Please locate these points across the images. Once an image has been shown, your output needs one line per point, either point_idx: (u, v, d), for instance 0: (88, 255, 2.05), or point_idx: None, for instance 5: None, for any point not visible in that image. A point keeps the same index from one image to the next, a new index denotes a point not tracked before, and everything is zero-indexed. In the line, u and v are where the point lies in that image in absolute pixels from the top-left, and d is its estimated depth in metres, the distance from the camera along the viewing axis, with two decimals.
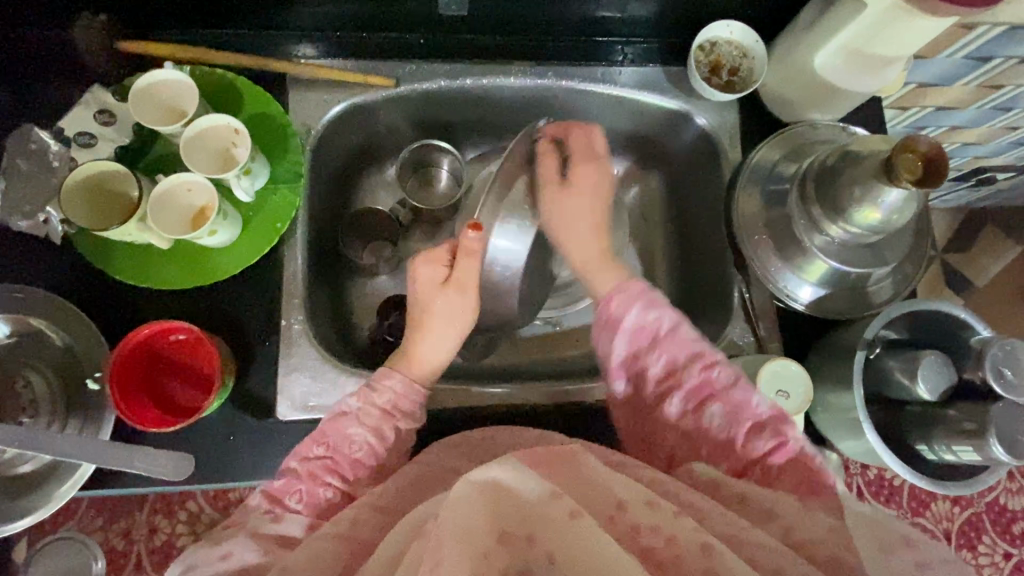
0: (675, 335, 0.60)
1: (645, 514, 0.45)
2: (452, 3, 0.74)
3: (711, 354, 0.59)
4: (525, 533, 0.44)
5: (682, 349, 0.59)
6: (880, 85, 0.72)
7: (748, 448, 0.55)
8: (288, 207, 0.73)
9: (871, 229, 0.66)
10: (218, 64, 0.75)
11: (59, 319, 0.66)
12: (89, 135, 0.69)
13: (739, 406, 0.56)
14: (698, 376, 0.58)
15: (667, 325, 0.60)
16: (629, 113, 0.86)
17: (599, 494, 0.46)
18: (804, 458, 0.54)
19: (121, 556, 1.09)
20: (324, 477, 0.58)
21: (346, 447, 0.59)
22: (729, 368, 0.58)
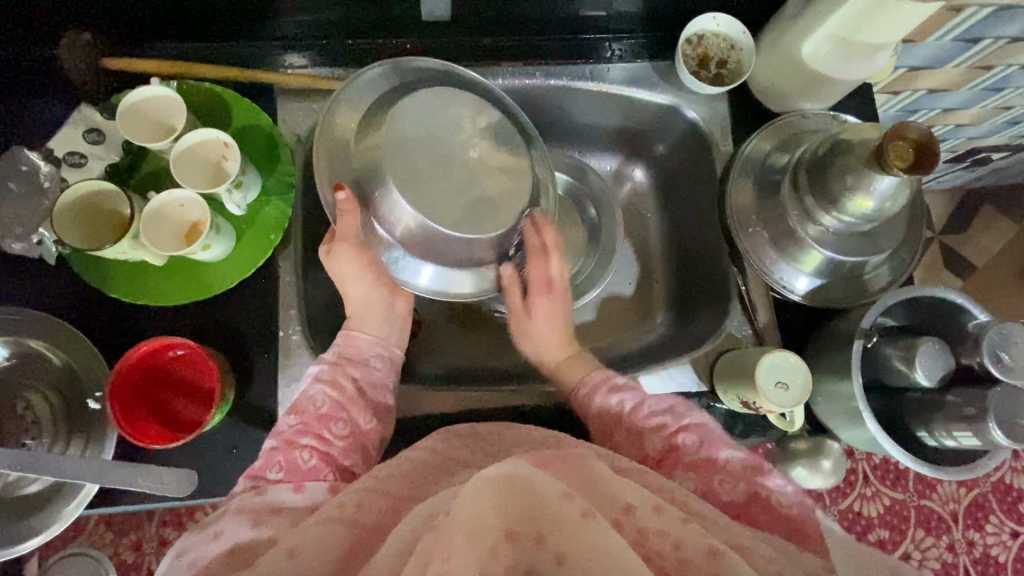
0: (639, 413, 0.64)
1: (655, 519, 0.45)
2: (432, 9, 0.75)
3: (674, 421, 0.63)
4: (535, 535, 0.42)
5: (642, 419, 0.64)
6: (869, 71, 0.72)
7: (720, 496, 0.56)
8: (281, 217, 0.74)
9: (865, 217, 0.66)
10: (205, 77, 0.75)
11: (58, 340, 0.66)
12: (78, 155, 0.70)
13: (709, 462, 0.59)
14: (662, 443, 0.62)
15: (631, 403, 0.65)
16: (618, 109, 0.86)
17: (610, 497, 0.46)
18: (775, 503, 0.55)
19: (132, 569, 1.10)
20: (299, 439, 0.59)
21: (312, 405, 0.62)
22: (692, 432, 0.62)
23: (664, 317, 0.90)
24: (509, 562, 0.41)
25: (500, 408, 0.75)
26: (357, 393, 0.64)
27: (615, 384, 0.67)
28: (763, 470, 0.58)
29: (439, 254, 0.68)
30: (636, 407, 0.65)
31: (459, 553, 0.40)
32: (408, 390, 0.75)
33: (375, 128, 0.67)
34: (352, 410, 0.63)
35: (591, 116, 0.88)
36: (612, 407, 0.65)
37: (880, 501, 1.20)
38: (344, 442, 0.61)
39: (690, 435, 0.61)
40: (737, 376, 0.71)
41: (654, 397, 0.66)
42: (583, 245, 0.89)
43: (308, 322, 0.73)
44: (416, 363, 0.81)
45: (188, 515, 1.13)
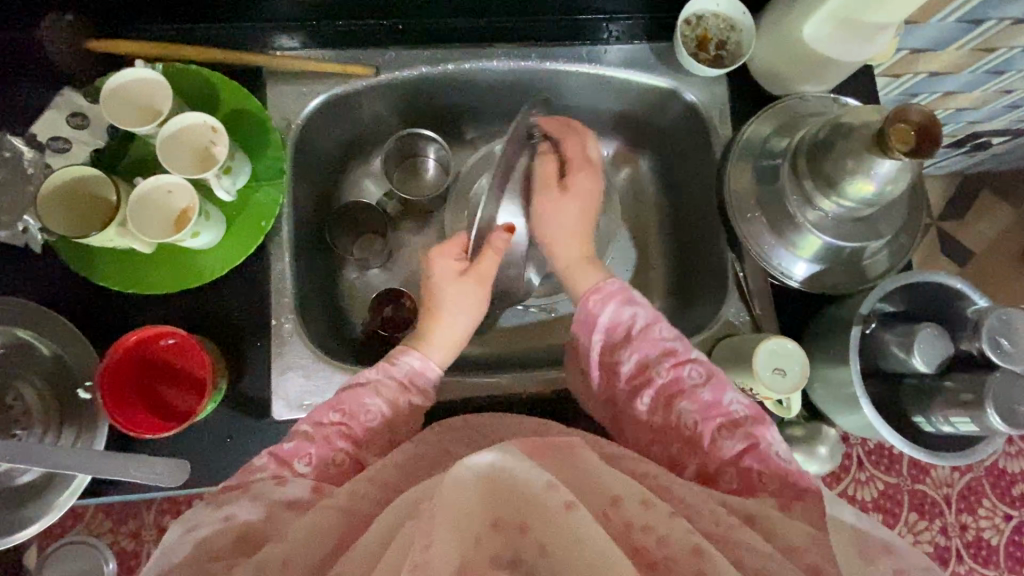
0: (651, 334, 0.62)
1: (638, 512, 0.44)
2: None
3: (684, 352, 0.61)
4: (518, 523, 0.42)
5: (653, 342, 0.62)
6: (872, 52, 0.70)
7: (718, 446, 0.55)
8: (272, 204, 0.72)
9: (865, 202, 0.65)
10: (192, 60, 0.73)
11: (46, 329, 0.65)
12: (61, 140, 0.68)
13: (713, 402, 0.57)
14: (671, 370, 0.60)
15: (643, 323, 0.63)
16: (616, 92, 0.85)
17: (597, 488, 0.45)
18: (772, 457, 0.54)
19: (131, 557, 1.10)
20: (336, 442, 0.58)
21: (361, 414, 0.60)
22: (701, 366, 0.60)
23: (662, 304, 0.89)
24: (492, 550, 0.41)
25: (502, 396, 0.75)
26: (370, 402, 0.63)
27: (631, 298, 0.65)
28: (762, 421, 0.57)
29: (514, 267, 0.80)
30: (646, 327, 0.63)
31: (440, 538, 0.39)
32: None
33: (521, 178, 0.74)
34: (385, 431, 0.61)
35: (587, 100, 0.87)
36: (621, 320, 0.64)
37: (874, 485, 1.21)
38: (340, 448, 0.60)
39: (698, 367, 0.60)
40: (736, 362, 0.71)
41: (667, 323, 0.63)
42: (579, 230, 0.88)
43: (300, 311, 0.73)
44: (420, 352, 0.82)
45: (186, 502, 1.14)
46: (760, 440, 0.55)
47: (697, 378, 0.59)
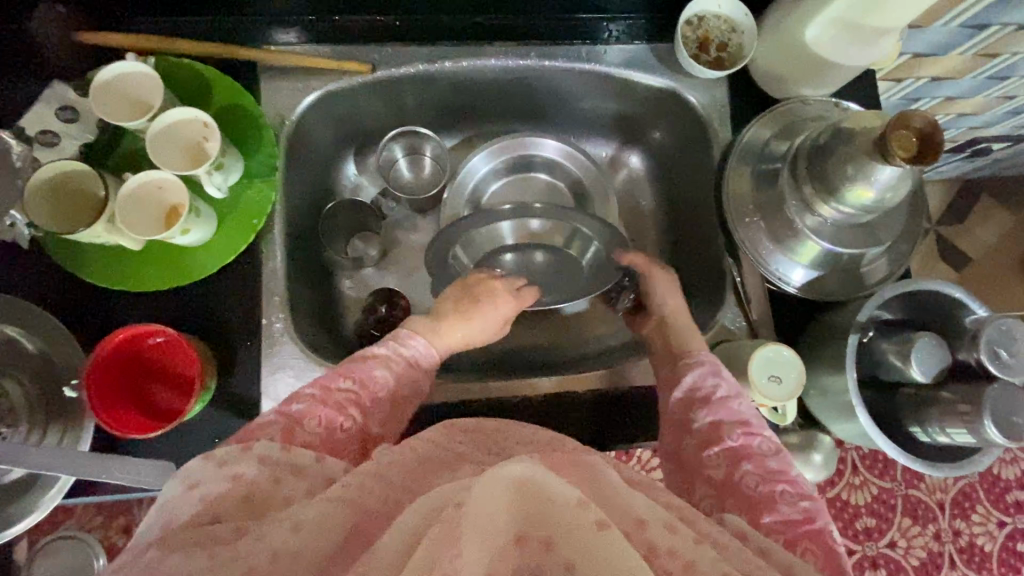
0: (728, 404, 0.60)
1: (665, 536, 0.42)
2: None
3: (757, 423, 0.59)
4: (544, 538, 0.39)
5: (726, 408, 0.60)
6: (874, 56, 0.69)
7: (775, 508, 0.51)
8: (264, 201, 0.71)
9: (865, 208, 0.64)
10: (184, 54, 0.72)
11: (33, 326, 0.64)
12: (51, 133, 0.66)
13: (781, 470, 0.54)
14: (744, 438, 0.57)
15: (724, 393, 0.61)
16: (615, 92, 0.84)
17: (621, 509, 0.43)
18: (828, 539, 0.50)
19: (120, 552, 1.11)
20: (348, 408, 0.57)
21: (371, 385, 0.60)
22: (772, 440, 0.57)
23: None
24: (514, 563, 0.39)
25: (487, 398, 0.78)
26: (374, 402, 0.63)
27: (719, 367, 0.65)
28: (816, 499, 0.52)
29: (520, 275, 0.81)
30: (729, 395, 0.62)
31: (468, 548, 0.37)
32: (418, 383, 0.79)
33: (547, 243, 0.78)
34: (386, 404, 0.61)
35: (586, 100, 0.86)
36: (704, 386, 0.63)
37: (868, 490, 1.21)
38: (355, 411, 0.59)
39: (769, 441, 0.57)
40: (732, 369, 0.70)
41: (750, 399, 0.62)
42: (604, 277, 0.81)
43: (291, 310, 0.72)
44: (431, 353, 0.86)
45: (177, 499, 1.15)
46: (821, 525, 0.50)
47: (767, 450, 0.56)
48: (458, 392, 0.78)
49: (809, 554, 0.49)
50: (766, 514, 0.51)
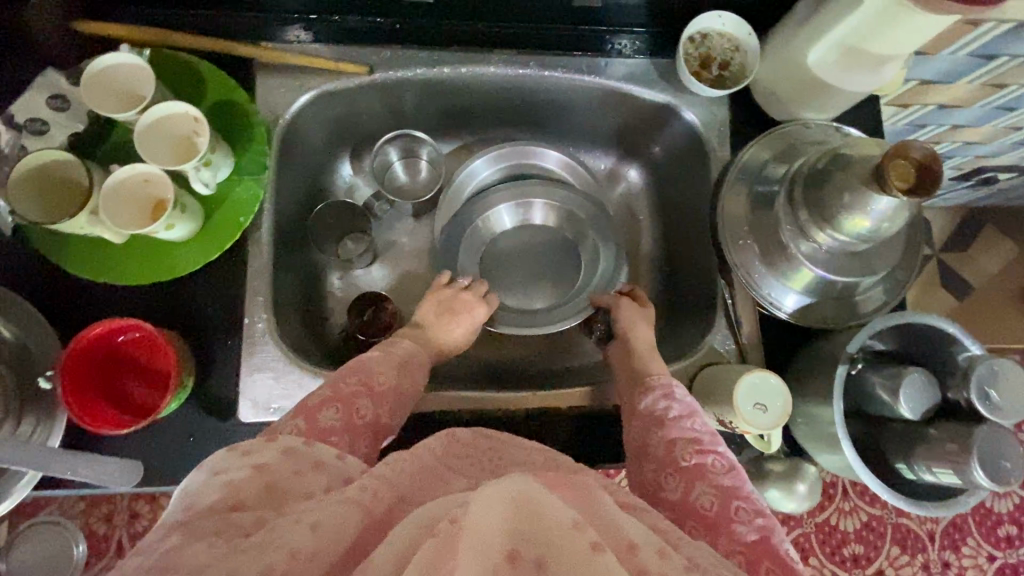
0: (683, 426, 0.61)
1: (656, 564, 0.40)
2: None
3: (710, 441, 0.59)
4: (537, 558, 0.37)
5: (681, 430, 0.60)
6: (877, 84, 0.68)
7: (733, 528, 0.51)
8: (251, 199, 0.70)
9: (860, 237, 0.63)
10: (181, 47, 0.71)
11: (12, 315, 0.63)
12: (40, 122, 0.65)
13: (735, 488, 0.54)
14: (697, 456, 0.57)
15: (677, 414, 0.62)
16: (615, 106, 0.83)
17: (610, 530, 0.41)
18: (784, 556, 0.50)
19: (102, 540, 1.15)
20: (357, 399, 0.58)
21: (371, 375, 0.62)
22: (726, 458, 0.57)
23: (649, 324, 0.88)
24: None
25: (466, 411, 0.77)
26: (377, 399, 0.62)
27: (669, 393, 0.65)
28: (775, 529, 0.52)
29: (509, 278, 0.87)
30: (682, 416, 0.62)
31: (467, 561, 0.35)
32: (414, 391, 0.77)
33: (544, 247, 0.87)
34: (396, 397, 0.63)
35: (587, 112, 0.85)
36: (655, 411, 0.64)
37: (857, 516, 1.19)
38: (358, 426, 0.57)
39: (721, 459, 0.57)
40: (718, 394, 0.69)
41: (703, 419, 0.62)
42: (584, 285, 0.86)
43: (275, 310, 0.71)
44: None
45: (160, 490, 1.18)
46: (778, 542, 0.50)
47: (721, 469, 0.56)
48: (437, 403, 0.76)
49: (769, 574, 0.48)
50: (724, 537, 0.51)
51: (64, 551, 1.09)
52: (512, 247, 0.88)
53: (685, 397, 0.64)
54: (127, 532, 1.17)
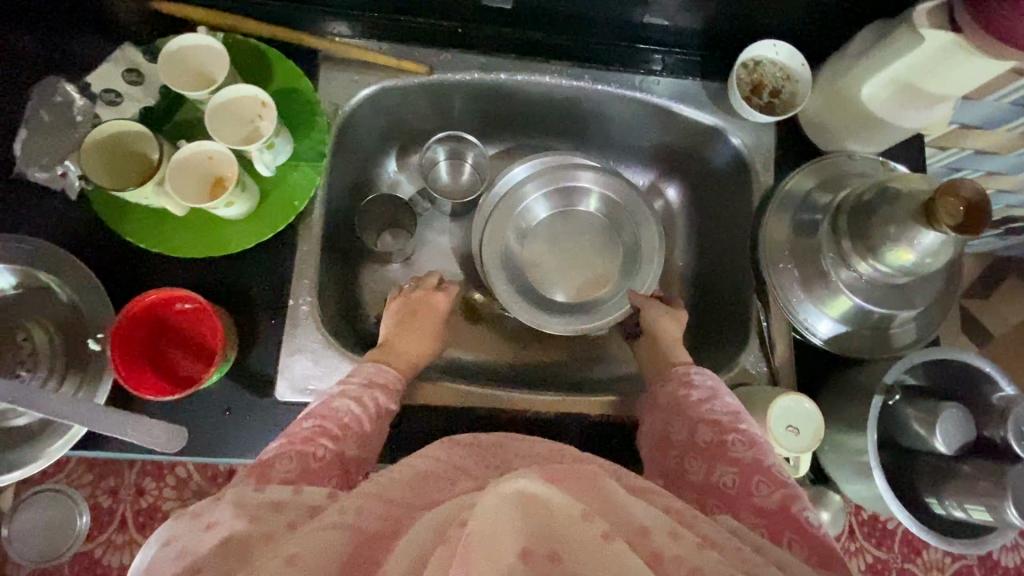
0: (706, 408, 0.62)
1: (670, 543, 0.41)
2: None
3: (731, 421, 0.60)
4: (551, 552, 0.38)
5: (703, 413, 0.62)
6: (925, 121, 0.70)
7: (753, 501, 0.53)
8: (307, 184, 0.72)
9: (903, 269, 0.64)
10: (252, 34, 0.74)
11: (67, 275, 0.65)
12: (115, 93, 0.67)
13: (755, 463, 0.56)
14: (714, 434, 0.59)
15: (698, 397, 0.64)
16: (662, 124, 0.85)
17: (621, 516, 0.42)
18: (805, 523, 0.50)
19: (105, 513, 1.17)
20: (316, 438, 0.56)
21: (334, 415, 0.59)
22: (747, 435, 0.59)
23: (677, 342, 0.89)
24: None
25: (493, 409, 0.78)
26: (376, 412, 0.63)
27: (688, 380, 0.66)
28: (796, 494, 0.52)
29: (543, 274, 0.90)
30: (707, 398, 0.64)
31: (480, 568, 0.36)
32: (442, 386, 0.78)
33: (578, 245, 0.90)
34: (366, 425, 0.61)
35: (633, 128, 0.87)
36: (676, 399, 0.65)
37: (864, 557, 1.18)
38: (352, 447, 0.58)
39: (741, 437, 0.58)
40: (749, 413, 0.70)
41: (727, 398, 0.64)
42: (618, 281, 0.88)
43: (318, 294, 0.73)
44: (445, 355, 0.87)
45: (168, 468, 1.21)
46: (801, 508, 0.51)
47: (743, 446, 0.58)
48: (459, 398, 0.78)
49: (792, 545, 0.49)
50: (744, 509, 0.53)
51: (68, 519, 1.16)
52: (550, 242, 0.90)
53: (703, 382, 0.65)
54: (131, 507, 1.18)
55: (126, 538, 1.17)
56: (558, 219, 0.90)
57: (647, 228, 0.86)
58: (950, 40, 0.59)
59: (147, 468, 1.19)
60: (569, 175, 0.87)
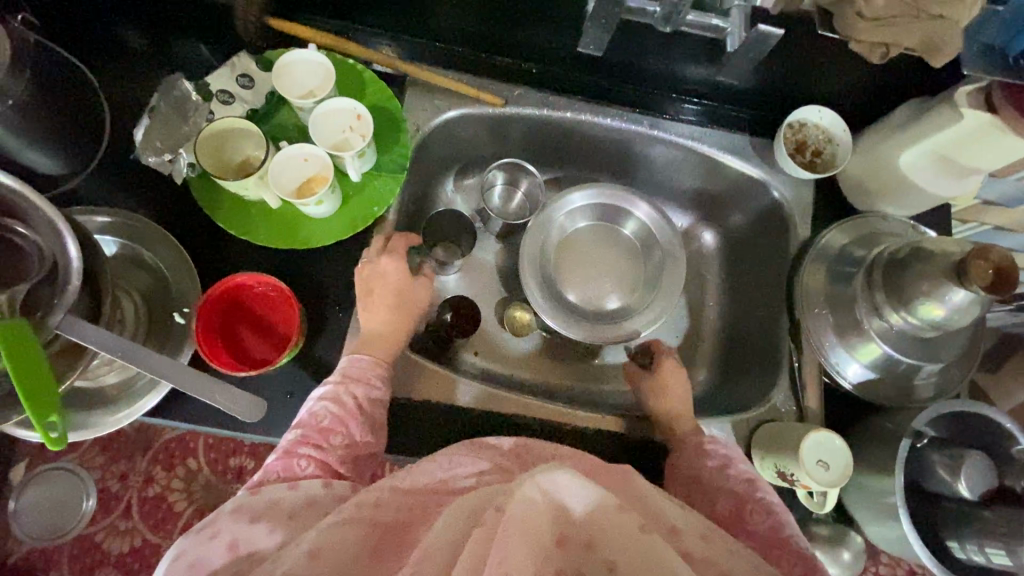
0: (723, 478, 0.68)
1: (699, 545, 0.48)
2: (591, 45, 0.74)
3: (747, 490, 0.66)
4: (585, 539, 0.44)
5: (721, 484, 0.67)
6: (959, 191, 0.76)
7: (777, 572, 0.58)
8: (387, 193, 0.78)
9: (931, 323, 0.69)
10: (352, 54, 0.81)
11: (165, 254, 0.71)
12: (228, 94, 0.74)
13: (772, 535, 0.61)
14: (732, 505, 0.65)
15: (714, 466, 0.69)
16: (708, 172, 0.92)
17: (657, 517, 0.49)
18: None
19: (112, 498, 1.18)
20: (298, 449, 0.60)
21: (313, 420, 0.63)
22: (763, 506, 0.64)
23: (706, 376, 0.93)
24: (560, 565, 0.44)
25: (513, 415, 0.80)
26: (357, 408, 0.65)
27: (702, 451, 0.71)
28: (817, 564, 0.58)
29: (577, 285, 0.95)
30: (723, 467, 0.69)
31: (521, 552, 0.41)
32: (488, 392, 0.80)
33: (608, 263, 0.96)
34: (350, 424, 0.64)
35: (678, 173, 0.94)
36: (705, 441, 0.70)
37: None
38: (341, 450, 0.62)
39: (756, 510, 0.64)
40: (782, 447, 0.73)
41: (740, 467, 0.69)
42: (641, 300, 0.93)
43: None
44: (490, 366, 0.92)
45: (179, 459, 1.22)
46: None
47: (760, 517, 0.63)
48: (477, 401, 0.80)
49: None
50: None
51: (75, 500, 1.17)
52: (584, 256, 0.96)
53: (717, 451, 0.71)
54: (137, 495, 1.19)
55: (128, 526, 1.18)
56: (595, 237, 0.96)
57: (674, 260, 0.90)
58: (987, 121, 0.66)
59: (158, 457, 1.21)
60: (627, 200, 0.93)
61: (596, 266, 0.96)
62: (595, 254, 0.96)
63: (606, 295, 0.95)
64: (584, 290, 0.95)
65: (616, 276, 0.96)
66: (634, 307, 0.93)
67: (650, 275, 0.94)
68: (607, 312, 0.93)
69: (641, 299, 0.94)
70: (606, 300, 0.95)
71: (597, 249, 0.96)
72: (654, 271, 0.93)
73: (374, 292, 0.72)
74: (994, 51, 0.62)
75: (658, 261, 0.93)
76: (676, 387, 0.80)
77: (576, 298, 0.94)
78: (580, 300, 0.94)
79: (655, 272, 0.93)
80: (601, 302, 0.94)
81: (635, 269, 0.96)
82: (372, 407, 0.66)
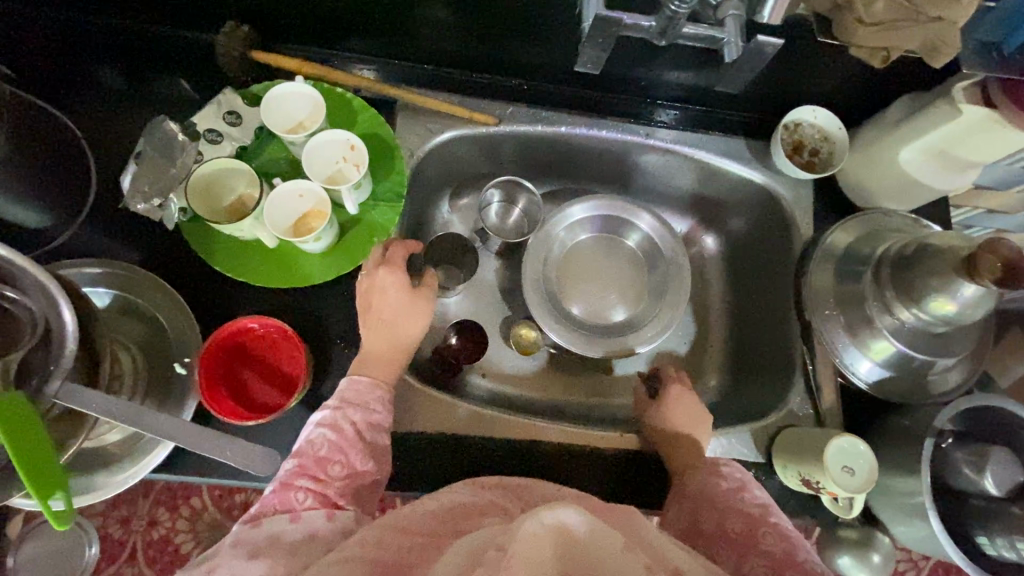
0: (738, 498, 0.65)
1: None
2: (590, 63, 0.72)
3: (763, 513, 0.62)
4: None
5: (735, 504, 0.64)
6: (958, 183, 0.77)
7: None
8: (386, 222, 0.76)
9: (941, 318, 0.69)
10: (339, 83, 0.79)
11: (160, 301, 0.69)
12: (217, 133, 0.73)
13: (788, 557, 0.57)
14: (745, 524, 0.61)
15: (730, 487, 0.66)
16: (704, 176, 0.91)
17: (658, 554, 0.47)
18: None
19: (115, 544, 1.15)
20: (295, 481, 0.57)
21: (309, 447, 0.59)
22: (778, 530, 0.61)
23: (716, 382, 0.92)
24: None
25: (524, 440, 0.78)
26: (357, 437, 0.62)
27: (717, 471, 0.68)
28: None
29: (582, 298, 0.94)
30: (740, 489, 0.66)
31: None
32: (501, 418, 0.79)
33: (612, 274, 0.95)
34: (350, 452, 0.60)
35: (674, 178, 0.93)
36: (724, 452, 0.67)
37: None
38: (341, 482, 0.58)
39: (770, 534, 0.60)
40: (804, 454, 0.72)
41: (756, 489, 0.67)
42: (647, 310, 0.92)
43: None
44: (502, 390, 0.90)
45: (182, 498, 1.19)
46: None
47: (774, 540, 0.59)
48: (486, 427, 0.78)
49: None
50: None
51: None
52: (586, 269, 0.95)
53: (732, 473, 0.68)
54: (141, 539, 1.16)
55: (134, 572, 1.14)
56: (597, 249, 0.95)
57: (678, 268, 0.90)
58: (984, 116, 0.66)
59: (160, 498, 1.17)
60: (627, 211, 0.92)
61: (600, 279, 0.95)
62: (597, 267, 0.95)
63: (611, 307, 0.94)
64: (588, 303, 0.94)
65: (620, 288, 0.95)
66: (642, 317, 0.92)
67: (655, 283, 0.93)
68: (614, 325, 0.92)
69: (646, 308, 0.93)
70: (611, 313, 0.93)
71: (599, 261, 0.95)
72: (659, 280, 0.92)
73: (376, 323, 0.70)
74: (989, 49, 0.63)
75: (662, 270, 0.92)
76: (688, 400, 0.79)
77: (581, 312, 0.93)
78: (586, 314, 0.93)
79: (660, 281, 0.92)
80: (607, 315, 0.93)
81: (638, 278, 0.95)
82: (372, 434, 0.63)
